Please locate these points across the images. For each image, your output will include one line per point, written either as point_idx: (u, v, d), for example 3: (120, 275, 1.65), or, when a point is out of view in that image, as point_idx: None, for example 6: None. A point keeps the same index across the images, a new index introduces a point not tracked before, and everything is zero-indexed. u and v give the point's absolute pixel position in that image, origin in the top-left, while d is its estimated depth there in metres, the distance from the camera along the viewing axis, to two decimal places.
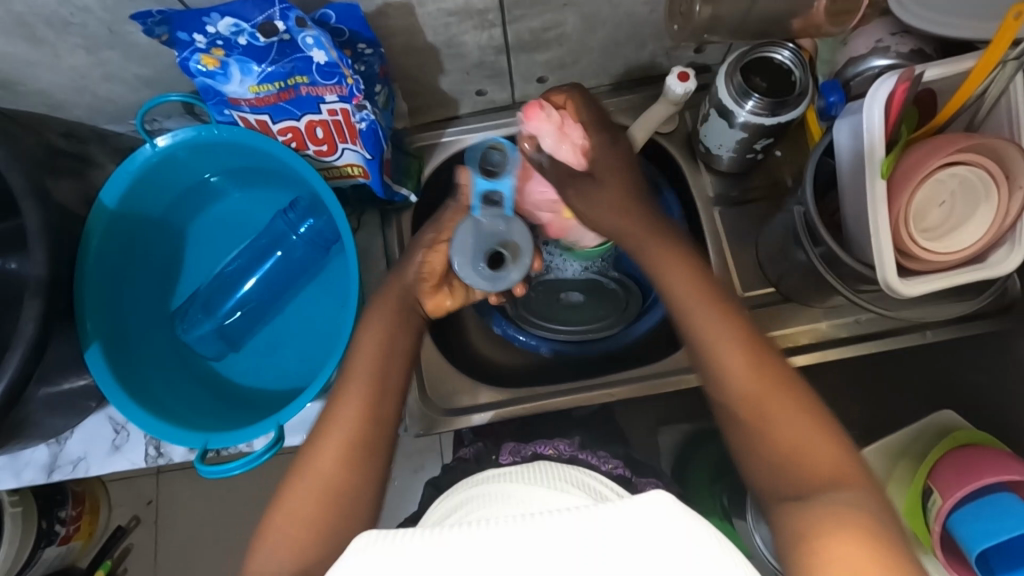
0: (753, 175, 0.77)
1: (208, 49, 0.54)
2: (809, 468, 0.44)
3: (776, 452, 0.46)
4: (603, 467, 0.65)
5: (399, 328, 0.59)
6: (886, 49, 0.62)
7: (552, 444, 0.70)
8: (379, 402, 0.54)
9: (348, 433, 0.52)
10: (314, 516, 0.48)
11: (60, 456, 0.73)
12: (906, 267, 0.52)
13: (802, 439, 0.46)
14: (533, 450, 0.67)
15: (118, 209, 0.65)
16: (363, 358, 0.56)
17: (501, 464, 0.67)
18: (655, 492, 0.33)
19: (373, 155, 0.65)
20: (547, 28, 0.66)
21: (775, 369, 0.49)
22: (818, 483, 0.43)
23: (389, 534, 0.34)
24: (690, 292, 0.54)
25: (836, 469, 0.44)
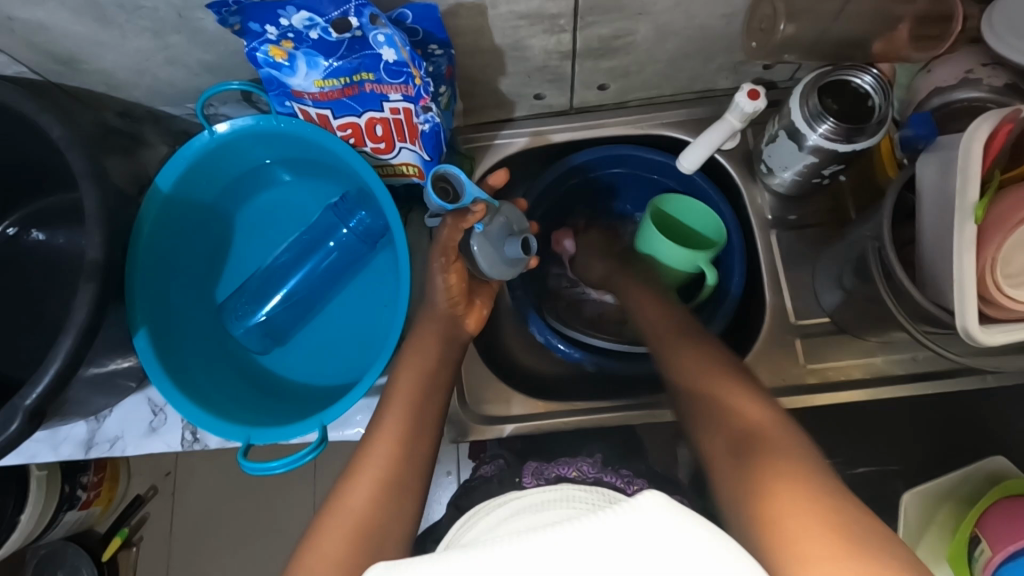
0: (815, 200, 0.75)
1: (279, 41, 0.53)
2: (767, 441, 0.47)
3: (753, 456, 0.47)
4: (628, 490, 0.65)
5: (437, 369, 0.61)
6: (978, 81, 0.59)
7: (575, 464, 0.68)
8: (413, 438, 0.56)
9: (380, 472, 0.53)
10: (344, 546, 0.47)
11: (97, 433, 0.73)
12: (985, 313, 0.50)
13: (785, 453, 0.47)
14: (556, 472, 0.66)
15: (172, 195, 0.64)
16: (398, 397, 0.59)
17: (525, 485, 0.65)
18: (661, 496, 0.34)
19: (432, 157, 0.64)
20: (617, 36, 0.64)
21: (768, 403, 0.50)
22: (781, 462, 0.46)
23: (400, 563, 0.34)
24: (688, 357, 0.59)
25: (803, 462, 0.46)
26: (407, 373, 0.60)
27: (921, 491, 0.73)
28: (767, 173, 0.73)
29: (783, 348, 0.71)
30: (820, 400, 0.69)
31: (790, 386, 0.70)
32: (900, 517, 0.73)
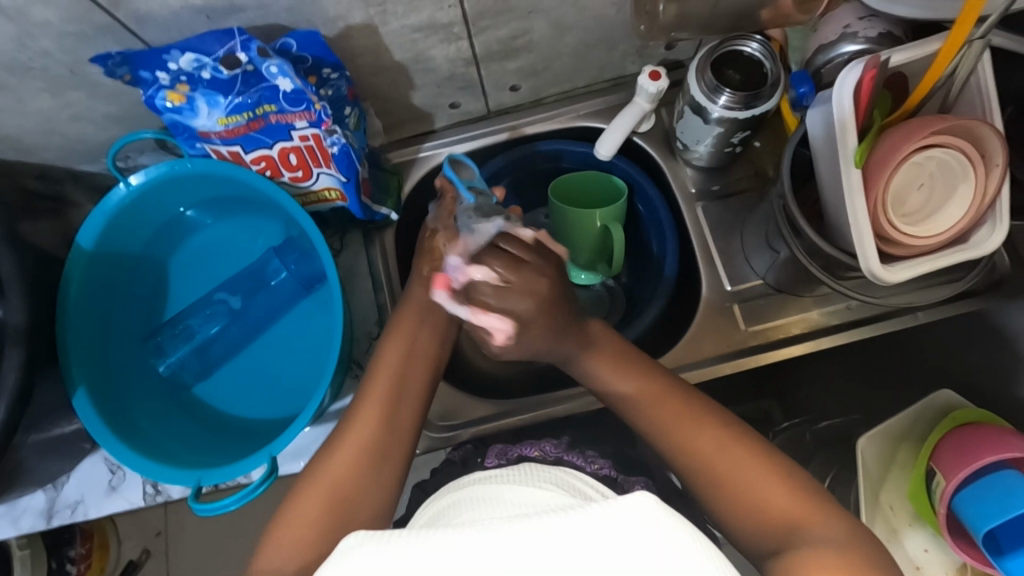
0: (736, 167, 0.77)
1: (173, 85, 0.54)
2: (773, 519, 0.47)
3: (747, 513, 0.49)
4: (588, 468, 0.64)
5: (414, 368, 0.60)
6: (856, 34, 0.61)
7: (537, 446, 0.68)
8: (382, 449, 0.55)
9: (355, 461, 0.53)
10: (313, 536, 0.48)
11: (57, 501, 0.72)
12: (888, 253, 0.52)
13: (767, 485, 0.49)
14: (519, 452, 0.66)
15: (97, 251, 0.64)
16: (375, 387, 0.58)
17: (487, 466, 0.65)
18: (638, 494, 0.35)
19: (348, 177, 0.64)
20: (515, 37, 0.66)
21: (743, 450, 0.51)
22: (784, 531, 0.46)
23: (380, 535, 0.35)
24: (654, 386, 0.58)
25: (798, 511, 0.47)
26: (384, 366, 0.60)
27: (876, 432, 0.74)
28: (684, 149, 0.75)
29: (724, 315, 0.73)
30: (765, 359, 0.71)
31: (738, 350, 0.72)
32: (859, 460, 0.74)
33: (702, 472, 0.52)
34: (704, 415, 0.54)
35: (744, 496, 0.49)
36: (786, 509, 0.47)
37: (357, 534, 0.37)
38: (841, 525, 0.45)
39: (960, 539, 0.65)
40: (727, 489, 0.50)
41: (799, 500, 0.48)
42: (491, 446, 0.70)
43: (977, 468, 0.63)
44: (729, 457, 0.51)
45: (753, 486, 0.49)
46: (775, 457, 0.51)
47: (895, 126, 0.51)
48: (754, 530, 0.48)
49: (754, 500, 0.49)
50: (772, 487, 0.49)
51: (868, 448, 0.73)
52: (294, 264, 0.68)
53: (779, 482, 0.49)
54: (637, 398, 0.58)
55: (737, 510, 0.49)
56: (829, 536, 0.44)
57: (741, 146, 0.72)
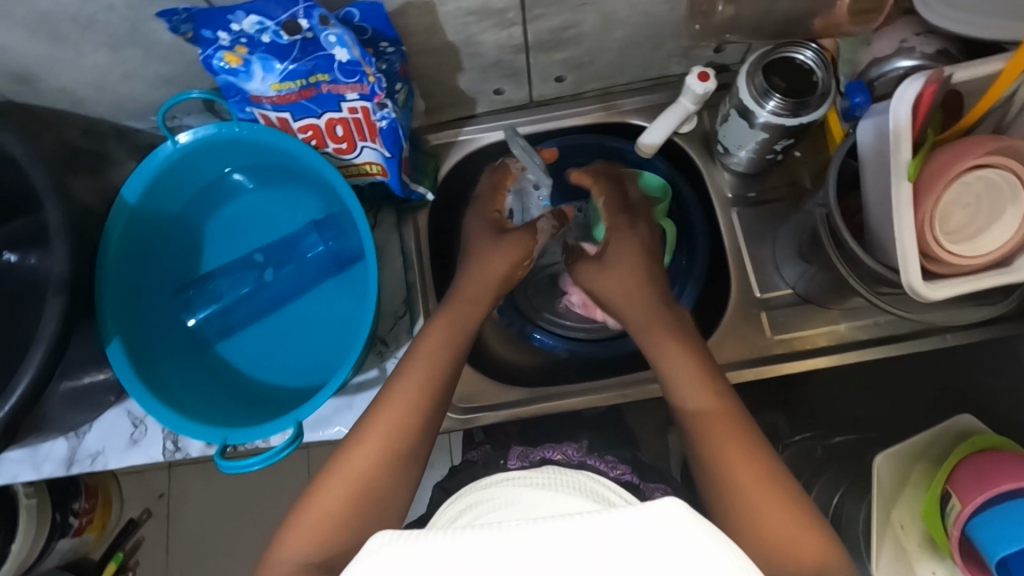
0: (773, 174, 0.77)
1: (233, 46, 0.55)
2: (794, 556, 0.47)
3: (756, 536, 0.49)
4: (612, 473, 0.64)
5: (448, 376, 0.60)
6: (911, 49, 0.61)
7: (559, 449, 0.69)
8: (399, 457, 0.54)
9: (379, 458, 0.54)
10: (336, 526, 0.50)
11: (78, 450, 0.73)
12: (931, 271, 0.52)
13: (777, 513, 0.49)
14: (541, 455, 0.67)
15: (139, 206, 0.65)
16: (406, 388, 0.58)
17: (511, 467, 0.66)
18: (667, 498, 0.35)
19: (392, 153, 0.65)
20: (565, 27, 0.66)
21: (768, 478, 0.51)
22: (801, 568, 0.46)
23: (404, 535, 0.36)
24: (699, 381, 0.57)
25: (819, 557, 0.47)
26: (422, 363, 0.59)
27: (893, 451, 0.74)
28: (724, 153, 0.75)
29: (750, 322, 0.73)
30: (787, 369, 0.71)
31: (761, 358, 0.72)
32: (874, 481, 0.74)
33: (724, 488, 0.51)
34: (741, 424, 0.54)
35: (751, 521, 0.49)
36: (800, 546, 0.48)
37: (381, 533, 0.37)
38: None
39: (970, 561, 0.65)
40: (746, 517, 0.50)
41: (808, 536, 0.48)
42: (511, 450, 0.73)
43: (994, 494, 0.63)
44: (757, 487, 0.51)
45: (770, 519, 0.49)
46: (797, 491, 0.51)
47: (949, 144, 0.51)
48: (760, 549, 0.48)
49: (756, 523, 0.49)
50: (786, 523, 0.49)
51: (881, 470, 0.73)
52: (331, 238, 0.69)
53: (798, 517, 0.49)
54: (687, 379, 0.58)
55: (745, 530, 0.49)
56: None
57: (782, 153, 0.72)
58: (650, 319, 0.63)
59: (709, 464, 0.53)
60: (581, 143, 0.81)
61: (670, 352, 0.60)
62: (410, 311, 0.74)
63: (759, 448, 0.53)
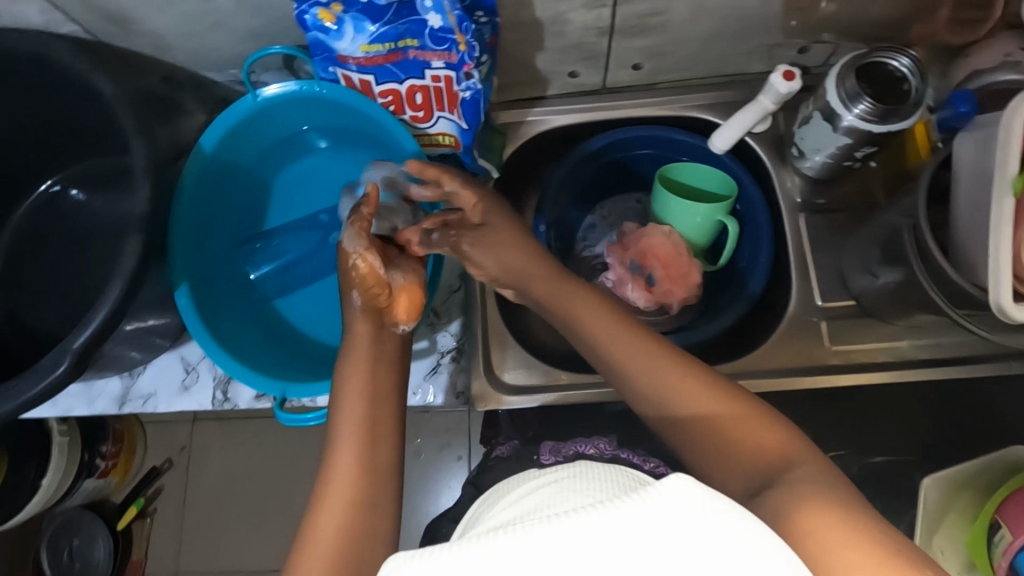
0: (846, 183, 0.76)
1: (328, 4, 0.55)
2: (755, 453, 0.48)
3: (733, 456, 0.49)
4: (645, 467, 0.66)
5: (375, 367, 0.59)
6: (1017, 64, 0.59)
7: (592, 443, 0.70)
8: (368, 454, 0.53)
9: (355, 464, 0.53)
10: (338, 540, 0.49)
11: (131, 390, 0.75)
12: (1021, 292, 0.50)
13: (746, 426, 0.49)
14: (574, 449, 0.68)
15: (216, 154, 0.66)
16: (351, 393, 0.56)
17: (545, 463, 0.66)
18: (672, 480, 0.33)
19: (469, 125, 0.65)
20: (654, 13, 0.66)
21: (749, 416, 0.50)
22: (770, 468, 0.46)
23: (417, 553, 0.34)
24: (637, 351, 0.55)
25: (779, 447, 0.47)
26: (357, 360, 0.58)
27: (942, 475, 0.73)
28: (798, 157, 0.74)
29: (808, 330, 0.72)
30: (839, 382, 0.70)
31: (814, 367, 0.71)
32: (919, 500, 0.74)
33: (698, 437, 0.51)
34: (730, 393, 0.51)
35: (729, 437, 0.49)
36: (771, 449, 0.47)
37: (396, 555, 0.35)
38: (816, 462, 0.45)
39: None
40: (723, 450, 0.49)
41: (770, 434, 0.48)
42: (544, 442, 0.74)
43: None
44: (724, 415, 0.50)
45: (745, 437, 0.49)
46: (757, 400, 0.51)
47: None
48: (737, 467, 0.48)
49: (732, 444, 0.49)
50: (760, 433, 0.48)
51: (930, 491, 0.73)
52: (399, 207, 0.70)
53: (765, 421, 0.49)
54: (635, 365, 0.55)
55: (724, 451, 0.49)
56: (811, 474, 0.44)
57: (860, 162, 0.71)
58: (598, 322, 0.59)
59: (690, 444, 0.51)
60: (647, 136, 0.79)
61: (608, 345, 0.57)
62: (464, 286, 0.78)
63: (728, 395, 0.51)
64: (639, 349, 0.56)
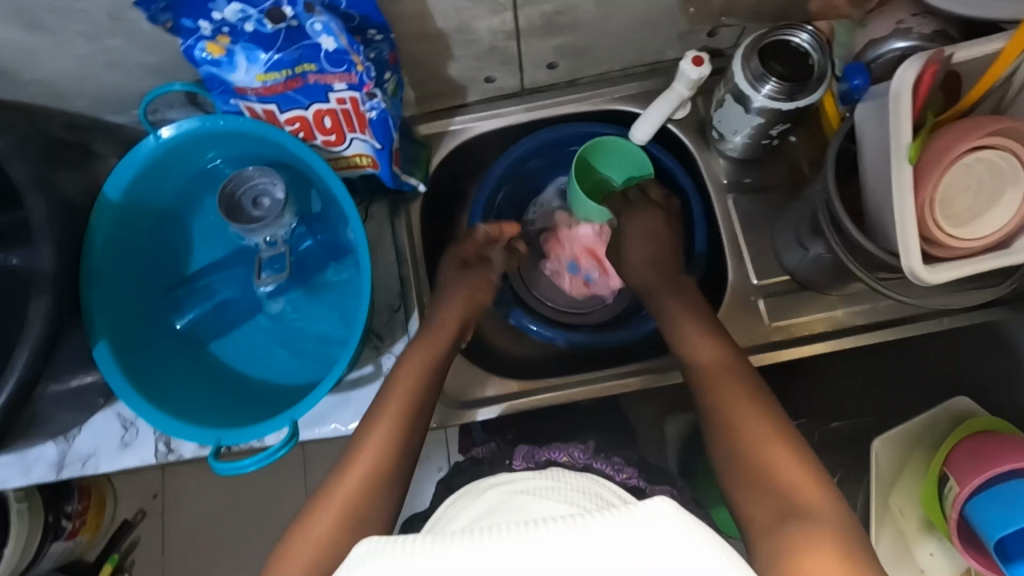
0: (772, 161, 0.76)
1: (214, 36, 0.53)
2: (784, 482, 0.47)
3: (776, 484, 0.47)
4: (618, 478, 0.67)
5: (425, 379, 0.63)
6: (908, 30, 0.60)
7: (565, 451, 0.70)
8: (393, 456, 0.57)
9: (377, 460, 0.56)
10: (320, 550, 0.49)
11: (69, 453, 0.72)
12: (930, 254, 0.51)
13: (785, 458, 0.48)
14: (547, 456, 0.68)
15: (123, 202, 0.63)
16: (396, 391, 0.61)
17: (516, 468, 0.66)
18: (657, 498, 0.35)
19: (383, 145, 0.63)
20: (560, 12, 0.65)
21: (779, 432, 0.51)
22: (800, 506, 0.45)
23: (388, 543, 0.36)
24: (706, 344, 0.61)
25: (812, 493, 0.45)
26: (408, 367, 0.63)
27: (890, 436, 0.74)
28: (719, 139, 0.74)
29: (749, 309, 0.73)
30: (786, 356, 0.71)
31: (759, 345, 0.72)
32: (873, 463, 0.75)
33: (736, 468, 0.50)
34: (737, 371, 0.57)
35: (752, 459, 0.50)
36: (796, 479, 0.47)
37: (367, 540, 0.37)
38: (835, 503, 0.45)
39: (969, 545, 0.65)
40: (754, 469, 0.49)
41: (808, 472, 0.47)
42: (516, 450, 0.72)
43: (992, 475, 0.63)
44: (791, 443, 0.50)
45: (780, 463, 0.48)
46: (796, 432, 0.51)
47: (948, 125, 0.51)
48: (761, 497, 0.47)
49: (767, 467, 0.48)
50: (791, 465, 0.48)
51: (880, 454, 0.74)
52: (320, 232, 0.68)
53: (798, 455, 0.49)
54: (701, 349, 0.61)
55: (764, 475, 0.48)
56: (825, 514, 0.44)
57: (778, 139, 0.71)
58: (699, 338, 0.61)
59: (718, 432, 0.53)
60: (576, 131, 0.80)
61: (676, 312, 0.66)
62: (405, 305, 0.73)
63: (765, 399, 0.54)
64: (725, 373, 0.57)
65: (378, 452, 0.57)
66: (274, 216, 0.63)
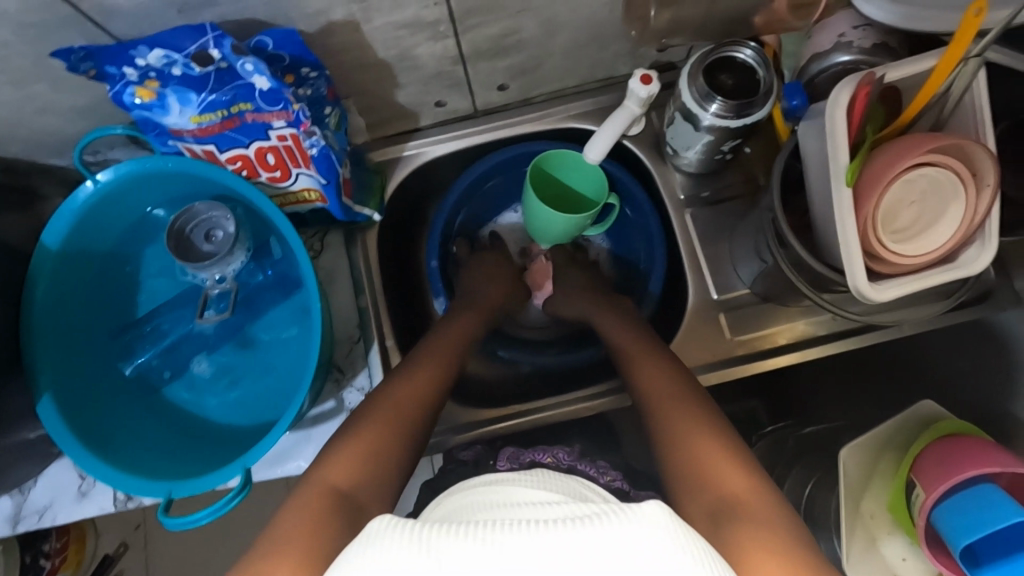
0: (728, 172, 0.76)
1: (142, 81, 0.51)
2: (724, 485, 0.49)
3: (716, 490, 0.49)
4: (601, 480, 0.64)
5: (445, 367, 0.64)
6: (849, 44, 0.60)
7: (550, 451, 0.68)
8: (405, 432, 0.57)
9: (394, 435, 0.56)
10: (320, 521, 0.46)
11: (24, 506, 0.70)
12: (875, 271, 0.51)
13: (725, 463, 0.50)
14: (531, 457, 0.66)
15: (64, 250, 0.62)
16: (425, 366, 0.63)
17: (500, 468, 0.66)
18: (650, 502, 0.35)
19: (329, 179, 0.62)
20: (504, 35, 0.64)
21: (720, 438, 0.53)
22: (739, 508, 0.47)
23: (400, 524, 0.36)
24: (648, 364, 0.64)
25: (749, 496, 0.48)
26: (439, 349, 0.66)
27: (859, 443, 0.73)
28: (674, 155, 0.74)
29: (711, 324, 0.73)
30: (752, 369, 0.70)
31: (724, 360, 0.71)
32: (840, 472, 0.74)
33: (681, 471, 0.52)
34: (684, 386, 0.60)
35: (695, 462, 0.52)
36: (735, 485, 0.49)
37: (381, 519, 0.37)
38: (775, 506, 0.47)
39: (937, 551, 0.64)
40: (699, 470, 0.51)
41: (747, 478, 0.49)
42: (504, 449, 0.71)
43: (958, 481, 0.63)
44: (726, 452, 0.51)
45: (718, 464, 0.51)
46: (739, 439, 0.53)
47: (889, 142, 0.50)
48: (709, 499, 0.49)
49: (706, 469, 0.50)
50: (734, 476, 0.49)
51: (849, 461, 0.73)
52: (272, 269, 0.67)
53: (737, 459, 0.51)
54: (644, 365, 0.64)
55: (704, 478, 0.50)
56: (762, 517, 0.45)
57: (731, 153, 0.71)
58: (662, 370, 0.62)
59: (669, 436, 0.55)
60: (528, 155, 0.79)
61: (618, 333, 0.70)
62: (364, 336, 0.72)
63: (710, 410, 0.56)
64: (679, 406, 0.57)
65: (392, 435, 0.56)
66: (224, 254, 0.60)
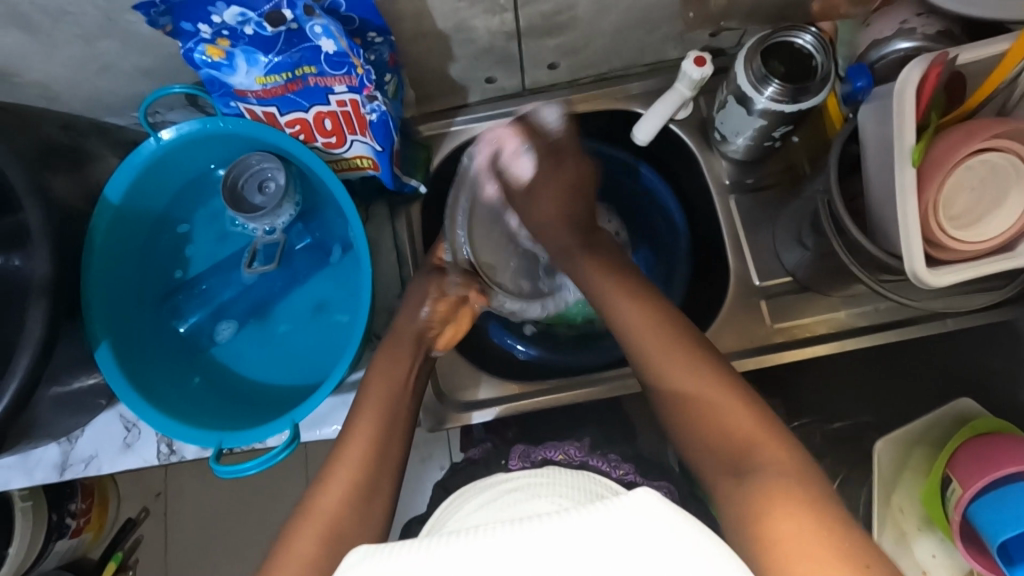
0: (770, 161, 0.76)
1: (213, 39, 0.53)
2: (778, 465, 0.46)
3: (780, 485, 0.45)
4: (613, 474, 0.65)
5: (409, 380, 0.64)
6: (912, 30, 0.60)
7: (561, 447, 0.69)
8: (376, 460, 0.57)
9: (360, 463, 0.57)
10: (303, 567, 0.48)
11: (71, 455, 0.72)
12: (933, 257, 0.51)
13: (784, 453, 0.47)
14: (543, 454, 0.67)
15: (122, 204, 0.63)
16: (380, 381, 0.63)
17: (511, 468, 0.66)
18: (638, 491, 0.32)
19: (383, 147, 0.63)
20: (559, 12, 0.65)
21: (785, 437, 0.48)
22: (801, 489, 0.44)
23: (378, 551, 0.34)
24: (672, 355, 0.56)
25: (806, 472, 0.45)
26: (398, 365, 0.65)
27: (892, 437, 0.72)
28: (722, 141, 0.74)
29: (750, 311, 0.73)
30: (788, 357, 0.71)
31: (758, 346, 0.72)
32: (873, 462, 0.73)
33: (746, 478, 0.47)
34: (730, 383, 0.52)
35: (767, 462, 0.46)
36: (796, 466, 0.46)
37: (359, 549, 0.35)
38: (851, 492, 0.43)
39: (971, 547, 0.63)
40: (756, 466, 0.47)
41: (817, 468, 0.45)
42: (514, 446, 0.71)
43: (995, 477, 0.61)
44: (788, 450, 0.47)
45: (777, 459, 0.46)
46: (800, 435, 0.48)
47: (951, 127, 0.50)
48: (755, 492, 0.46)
49: (775, 473, 0.45)
50: (794, 460, 0.46)
51: (881, 455, 0.72)
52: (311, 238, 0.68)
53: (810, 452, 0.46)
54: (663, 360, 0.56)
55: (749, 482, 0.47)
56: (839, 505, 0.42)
57: (780, 141, 0.71)
58: (674, 362, 0.55)
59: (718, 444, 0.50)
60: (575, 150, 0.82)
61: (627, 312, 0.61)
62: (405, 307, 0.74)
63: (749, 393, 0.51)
64: (720, 398, 0.51)
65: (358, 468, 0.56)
66: (272, 206, 0.61)
